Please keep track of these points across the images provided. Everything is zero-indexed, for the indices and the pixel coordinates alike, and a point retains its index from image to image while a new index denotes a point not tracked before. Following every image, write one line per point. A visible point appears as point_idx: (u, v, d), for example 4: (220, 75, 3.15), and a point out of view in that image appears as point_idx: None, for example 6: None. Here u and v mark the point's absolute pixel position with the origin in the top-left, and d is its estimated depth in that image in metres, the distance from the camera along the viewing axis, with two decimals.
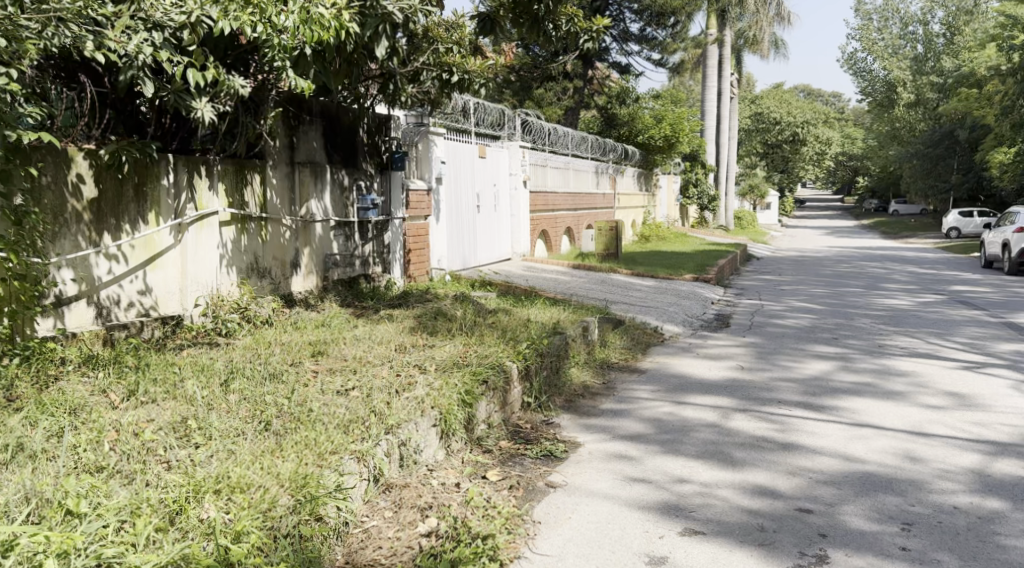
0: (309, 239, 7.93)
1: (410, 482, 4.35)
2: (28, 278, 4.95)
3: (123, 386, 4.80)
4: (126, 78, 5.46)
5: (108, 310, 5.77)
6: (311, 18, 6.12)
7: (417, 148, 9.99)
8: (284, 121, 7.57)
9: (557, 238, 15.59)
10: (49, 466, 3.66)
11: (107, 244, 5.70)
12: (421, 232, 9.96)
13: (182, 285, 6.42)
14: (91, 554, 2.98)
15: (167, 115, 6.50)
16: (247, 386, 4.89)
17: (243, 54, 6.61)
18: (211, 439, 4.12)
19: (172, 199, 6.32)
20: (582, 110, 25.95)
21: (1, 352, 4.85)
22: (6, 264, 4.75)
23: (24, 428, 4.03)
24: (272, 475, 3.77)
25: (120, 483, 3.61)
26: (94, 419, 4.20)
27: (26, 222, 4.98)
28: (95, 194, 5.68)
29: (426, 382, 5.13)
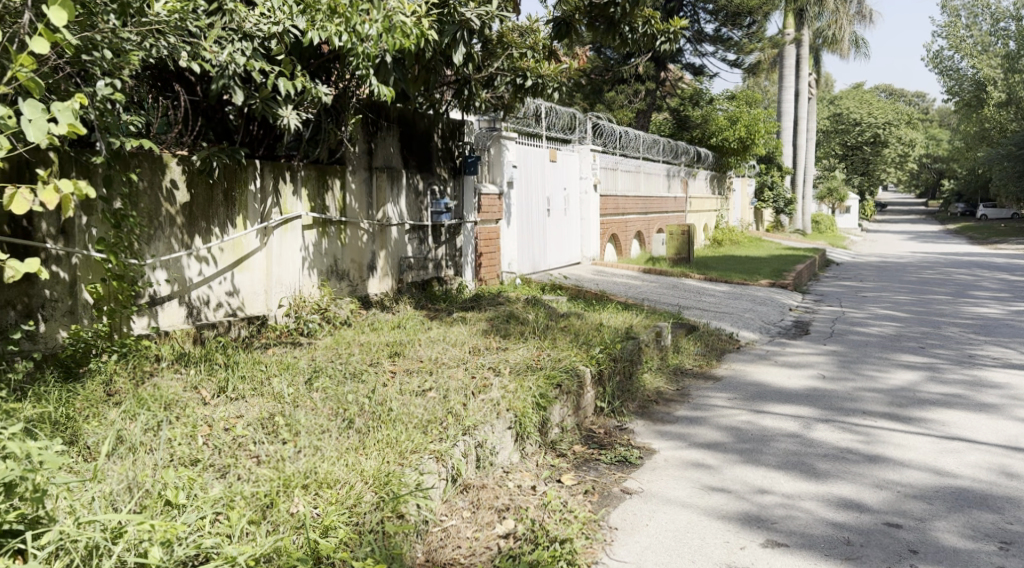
0: (385, 242, 8.07)
1: (487, 483, 4.40)
2: (125, 279, 5.20)
3: (213, 383, 4.99)
4: (218, 87, 5.69)
5: (198, 310, 6.01)
6: (393, 26, 6.23)
7: (490, 152, 10.07)
8: (363, 128, 7.74)
9: (627, 242, 15.51)
10: (148, 458, 3.83)
11: (199, 247, 5.93)
12: (493, 235, 10.05)
13: (268, 286, 6.63)
14: (192, 544, 3.11)
15: (254, 122, 6.72)
16: (329, 385, 5.02)
17: (326, 63, 6.81)
18: (298, 435, 4.25)
19: (258, 203, 6.53)
20: (655, 112, 25.73)
21: (101, 350, 5.05)
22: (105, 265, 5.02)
23: (124, 421, 4.23)
24: (356, 471, 3.88)
25: (214, 476, 3.77)
26: (188, 414, 4.38)
27: (125, 226, 5.20)
28: (188, 199, 5.92)
29: (501, 384, 5.19)
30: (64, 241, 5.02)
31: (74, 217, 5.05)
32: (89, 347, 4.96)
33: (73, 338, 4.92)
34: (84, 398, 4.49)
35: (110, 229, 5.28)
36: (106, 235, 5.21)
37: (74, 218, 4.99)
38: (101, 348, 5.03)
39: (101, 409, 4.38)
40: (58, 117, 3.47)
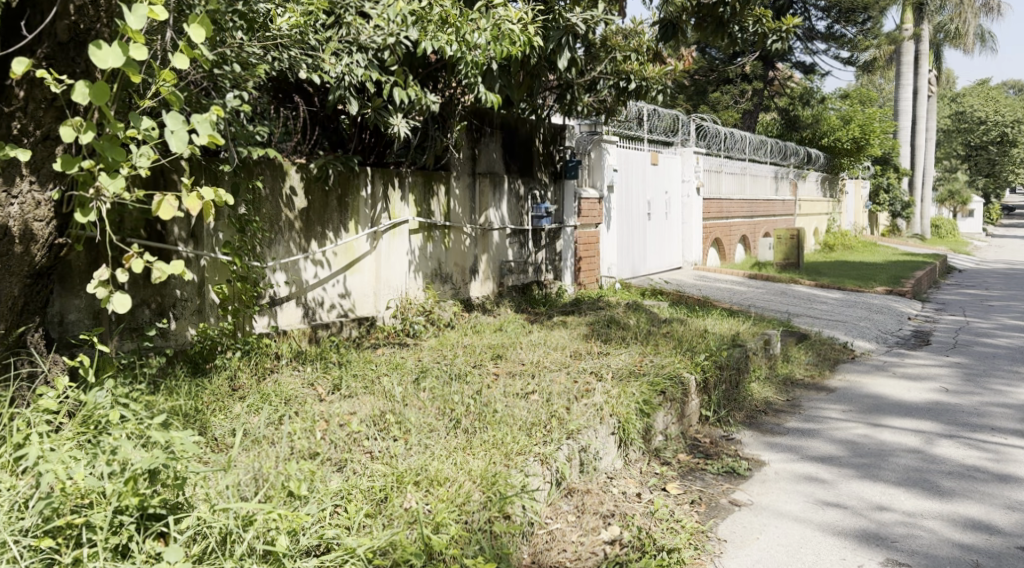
0: (487, 245, 8.18)
1: (591, 487, 4.43)
2: (248, 280, 5.47)
3: (327, 380, 5.20)
4: (335, 97, 5.86)
5: (313, 310, 6.27)
6: (503, 34, 6.35)
7: (591, 156, 10.08)
8: (467, 134, 7.88)
9: (732, 247, 15.22)
10: (271, 451, 4.02)
11: (315, 250, 6.18)
12: (593, 240, 10.05)
13: (377, 288, 6.85)
14: (315, 534, 3.26)
15: (365, 130, 6.93)
16: (436, 385, 5.13)
17: (434, 72, 6.99)
18: (408, 433, 4.38)
19: (369, 208, 6.75)
20: (762, 113, 25.11)
21: (226, 346, 5.33)
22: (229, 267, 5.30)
23: (248, 415, 4.46)
24: (465, 471, 3.97)
25: (332, 470, 3.93)
26: (306, 409, 4.57)
27: (248, 230, 5.51)
28: (305, 205, 6.17)
29: (605, 389, 5.18)
30: (194, 244, 5.31)
31: (203, 222, 5.32)
32: (214, 344, 5.25)
33: (201, 336, 5.21)
34: (211, 392, 4.75)
35: (235, 233, 5.55)
36: (231, 239, 5.49)
37: (204, 223, 5.28)
38: (226, 345, 5.31)
39: (227, 403, 4.62)
40: (198, 128, 3.71)
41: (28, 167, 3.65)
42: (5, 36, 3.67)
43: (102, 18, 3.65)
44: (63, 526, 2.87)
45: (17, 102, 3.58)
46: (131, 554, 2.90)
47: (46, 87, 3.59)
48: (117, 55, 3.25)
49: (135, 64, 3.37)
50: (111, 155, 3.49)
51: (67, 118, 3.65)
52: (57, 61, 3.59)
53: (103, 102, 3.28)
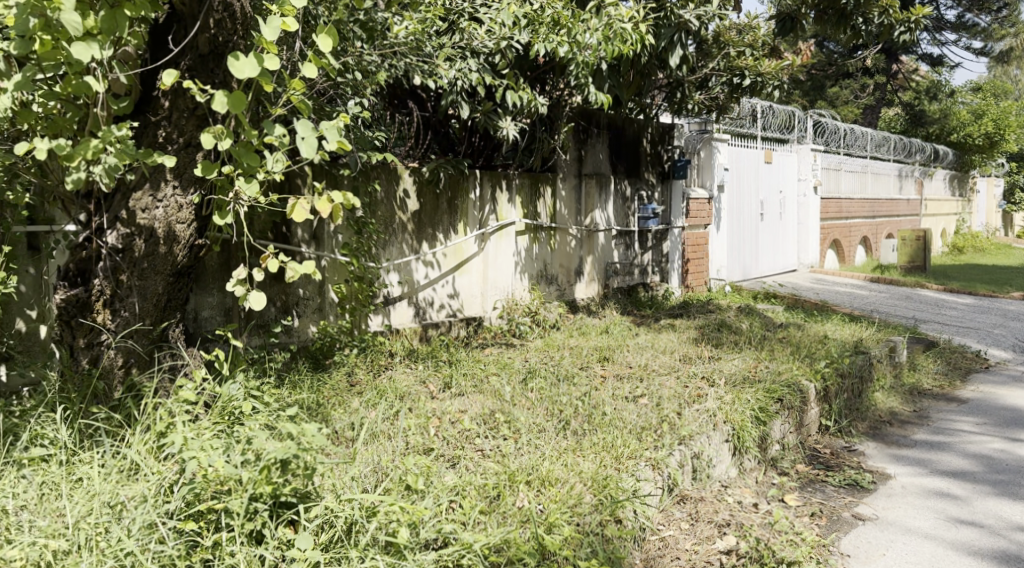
0: (593, 247, 8.17)
1: (705, 495, 4.37)
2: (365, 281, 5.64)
3: (439, 378, 5.31)
4: (447, 102, 5.96)
5: (424, 310, 6.42)
6: (614, 33, 6.24)
7: (700, 155, 9.92)
8: (575, 135, 7.88)
9: (850, 249, 14.69)
10: (388, 444, 4.14)
11: (426, 252, 6.33)
12: (702, 241, 9.89)
13: (484, 289, 6.96)
14: (433, 528, 3.34)
15: (474, 133, 7.03)
16: (544, 386, 5.14)
17: (543, 73, 7.02)
18: (518, 433, 4.43)
19: (477, 210, 6.86)
20: (883, 109, 24.08)
21: (344, 343, 5.51)
22: (348, 267, 5.47)
23: (365, 409, 4.61)
24: (576, 472, 3.98)
25: (446, 466, 4.03)
26: (420, 405, 4.68)
27: (365, 231, 5.63)
28: (417, 207, 6.31)
29: (717, 395, 5.09)
30: (315, 245, 5.55)
31: (324, 224, 5.55)
32: (334, 341, 5.45)
33: (321, 333, 5.43)
34: (331, 388, 4.93)
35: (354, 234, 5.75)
36: (350, 240, 5.69)
37: (325, 225, 5.49)
38: (344, 342, 5.50)
39: (346, 398, 4.78)
40: (327, 135, 3.88)
41: (172, 173, 3.90)
42: (153, 50, 3.92)
43: (238, 30, 3.84)
44: (204, 511, 3.07)
45: (163, 111, 3.81)
46: (265, 540, 3.06)
47: (188, 97, 3.81)
48: (253, 65, 3.43)
49: (269, 73, 3.55)
50: (246, 161, 3.70)
51: (207, 125, 3.86)
52: (198, 72, 3.82)
53: (240, 110, 3.48)
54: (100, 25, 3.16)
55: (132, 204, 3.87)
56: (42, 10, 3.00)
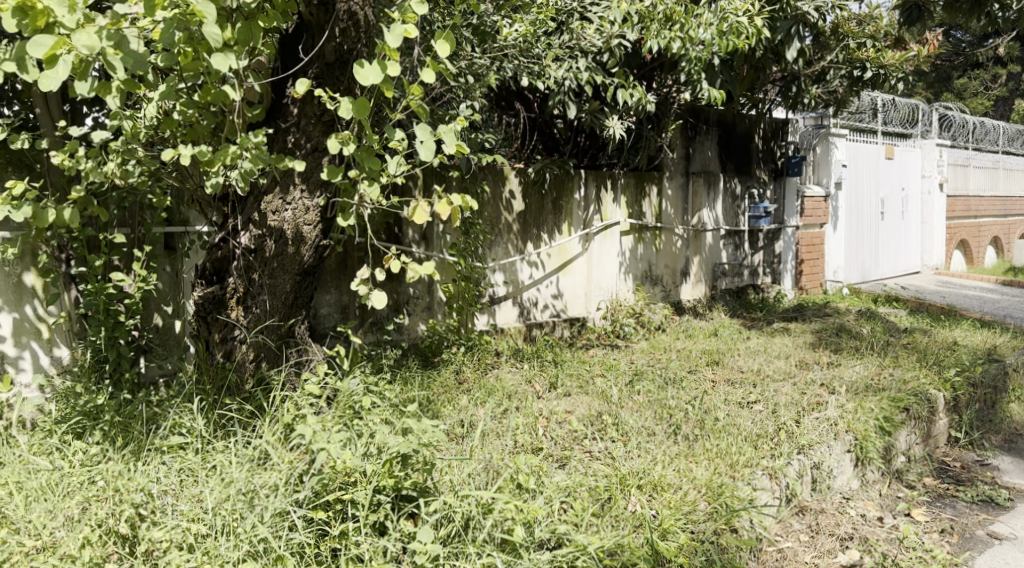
0: (700, 247, 7.99)
1: (826, 507, 4.24)
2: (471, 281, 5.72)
3: (545, 378, 5.33)
4: (555, 102, 5.99)
5: (528, 309, 6.47)
6: (729, 28, 6.11)
7: (816, 151, 9.63)
8: (683, 132, 7.74)
9: (979, 249, 13.92)
10: (498, 443, 4.18)
11: (531, 252, 6.37)
12: (816, 241, 9.58)
13: (588, 290, 6.94)
14: (547, 528, 3.36)
15: (581, 133, 7.03)
16: (651, 389, 5.03)
17: (651, 70, 6.94)
18: (627, 436, 4.38)
19: (582, 211, 6.83)
20: (1016, 102, 22.67)
21: (451, 341, 5.60)
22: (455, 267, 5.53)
23: (474, 407, 4.67)
24: (690, 478, 3.93)
25: (556, 467, 4.04)
26: (528, 405, 4.71)
27: (472, 232, 5.69)
28: (523, 208, 6.34)
29: (838, 403, 4.92)
30: (425, 246, 5.66)
31: (434, 225, 5.67)
32: (442, 339, 5.55)
33: (430, 331, 5.54)
34: (440, 385, 5.02)
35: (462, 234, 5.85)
36: (458, 241, 5.79)
37: (434, 226, 5.60)
38: (452, 340, 5.59)
39: (455, 395, 4.86)
40: (445, 139, 3.96)
41: (300, 177, 4.07)
42: (284, 59, 4.14)
43: (362, 38, 3.96)
44: (333, 501, 3.21)
45: (292, 118, 4.00)
46: (387, 531, 3.22)
47: (315, 104, 3.98)
48: (377, 72, 3.54)
49: (390, 80, 3.65)
50: (368, 165, 3.82)
51: (332, 131, 4.02)
52: (324, 80, 3.99)
53: (363, 116, 3.60)
54: (236, 36, 3.35)
55: (263, 207, 4.06)
56: (186, 25, 3.20)
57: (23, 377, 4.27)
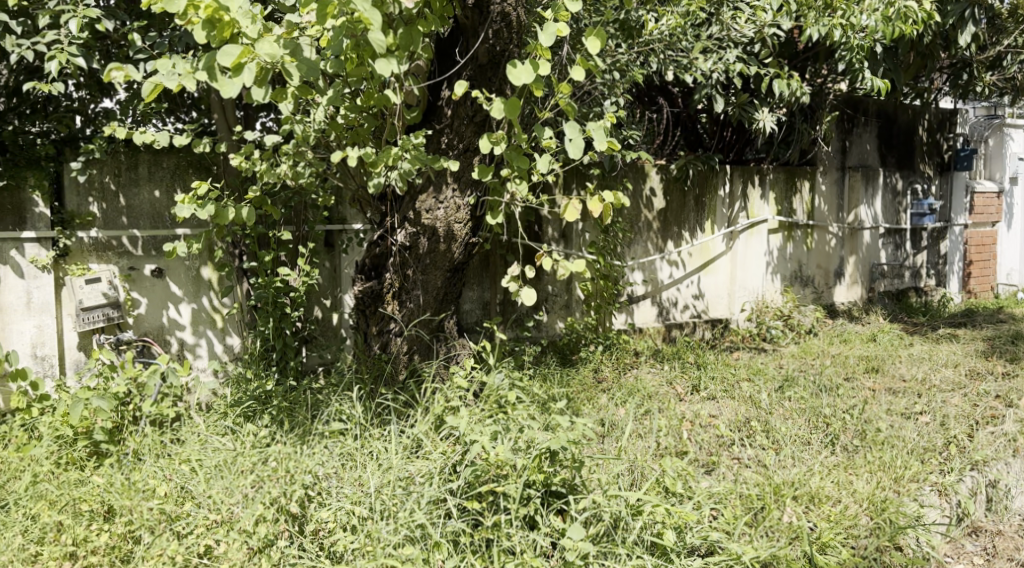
0: (856, 246, 7.61)
1: (1002, 530, 3.99)
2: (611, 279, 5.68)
3: (686, 380, 5.18)
4: (700, 96, 5.91)
5: (667, 309, 6.38)
6: (897, 13, 5.70)
7: (988, 144, 8.92)
8: (839, 124, 7.42)
9: None
10: (644, 444, 4.14)
11: (672, 251, 6.27)
12: (987, 241, 8.95)
13: (732, 290, 6.75)
14: (699, 534, 3.34)
15: (728, 128, 6.86)
16: (804, 395, 4.81)
17: (806, 60, 6.66)
18: (779, 444, 4.25)
19: (726, 208, 6.64)
20: None
21: (589, 340, 5.59)
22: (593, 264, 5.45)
23: (615, 406, 4.65)
24: (850, 491, 3.78)
25: (705, 473, 3.98)
26: (671, 407, 4.62)
27: (612, 229, 5.66)
28: (664, 205, 6.25)
29: (1017, 418, 4.59)
30: (564, 243, 5.70)
31: (573, 222, 5.67)
32: (580, 337, 5.57)
33: (569, 329, 5.56)
34: (580, 383, 5.02)
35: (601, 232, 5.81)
36: (597, 239, 5.76)
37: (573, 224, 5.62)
38: (589, 339, 5.59)
39: (595, 394, 4.85)
40: (596, 136, 3.90)
41: (452, 177, 4.19)
42: (440, 61, 4.26)
43: (514, 39, 4.03)
44: (485, 493, 3.30)
45: (446, 120, 4.12)
46: (538, 526, 3.27)
47: (467, 106, 4.07)
48: (529, 72, 3.55)
49: (542, 79, 3.66)
50: (516, 164, 3.88)
51: (485, 131, 4.11)
52: (478, 82, 4.09)
53: (515, 116, 3.65)
54: (399, 42, 3.47)
55: (418, 206, 4.21)
56: (353, 32, 3.35)
57: (199, 362, 4.61)
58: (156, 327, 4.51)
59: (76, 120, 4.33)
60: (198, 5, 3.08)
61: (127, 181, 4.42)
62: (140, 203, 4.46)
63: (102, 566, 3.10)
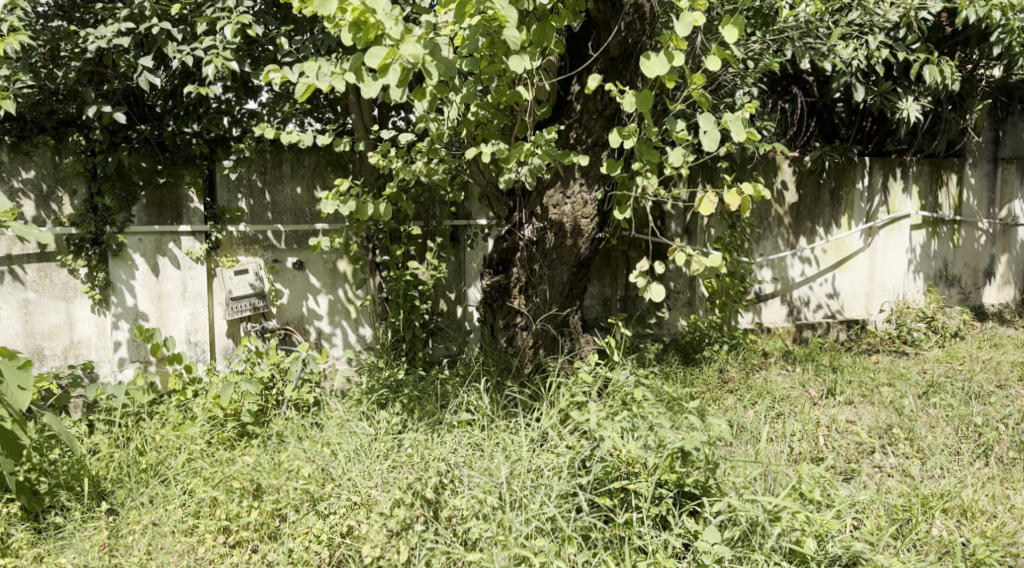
0: (1009, 244, 7.14)
1: None
2: (737, 275, 5.56)
3: (820, 383, 4.96)
4: (838, 85, 5.64)
5: (798, 309, 6.18)
6: None
7: None
8: (991, 113, 6.95)
9: None
10: (778, 447, 4.04)
11: (804, 247, 6.06)
12: None
13: (869, 289, 6.45)
14: (842, 543, 3.24)
15: (867, 117, 6.61)
16: (951, 402, 4.56)
17: (957, 46, 6.25)
18: (924, 453, 4.05)
19: (865, 202, 6.34)
20: None
21: (714, 339, 5.47)
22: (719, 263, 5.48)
23: (743, 408, 4.53)
24: (1007, 507, 3.59)
25: (843, 481, 3.84)
26: (806, 411, 4.44)
27: (739, 225, 5.58)
28: (796, 199, 6.05)
29: None
30: (687, 239, 5.56)
31: (698, 218, 5.54)
32: (704, 336, 5.45)
33: (692, 327, 5.46)
34: (705, 383, 4.93)
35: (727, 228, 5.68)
36: (723, 235, 5.62)
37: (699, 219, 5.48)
38: (714, 338, 5.46)
39: (722, 395, 4.75)
40: (733, 127, 3.77)
41: (580, 172, 4.20)
42: (572, 56, 4.28)
43: (647, 31, 4.02)
44: (617, 489, 3.33)
45: (575, 114, 4.13)
46: (670, 526, 3.26)
47: (598, 99, 4.06)
48: (663, 64, 3.50)
49: (675, 70, 3.60)
50: (646, 157, 3.80)
51: (614, 125, 4.10)
52: (608, 75, 4.07)
53: (646, 108, 3.59)
54: (531, 38, 3.51)
55: (545, 201, 4.24)
56: (489, 31, 3.41)
57: (335, 351, 4.82)
58: (296, 316, 4.73)
59: (224, 120, 4.57)
60: (345, 9, 3.22)
61: (272, 178, 4.65)
62: (285, 200, 4.68)
63: (252, 541, 3.32)
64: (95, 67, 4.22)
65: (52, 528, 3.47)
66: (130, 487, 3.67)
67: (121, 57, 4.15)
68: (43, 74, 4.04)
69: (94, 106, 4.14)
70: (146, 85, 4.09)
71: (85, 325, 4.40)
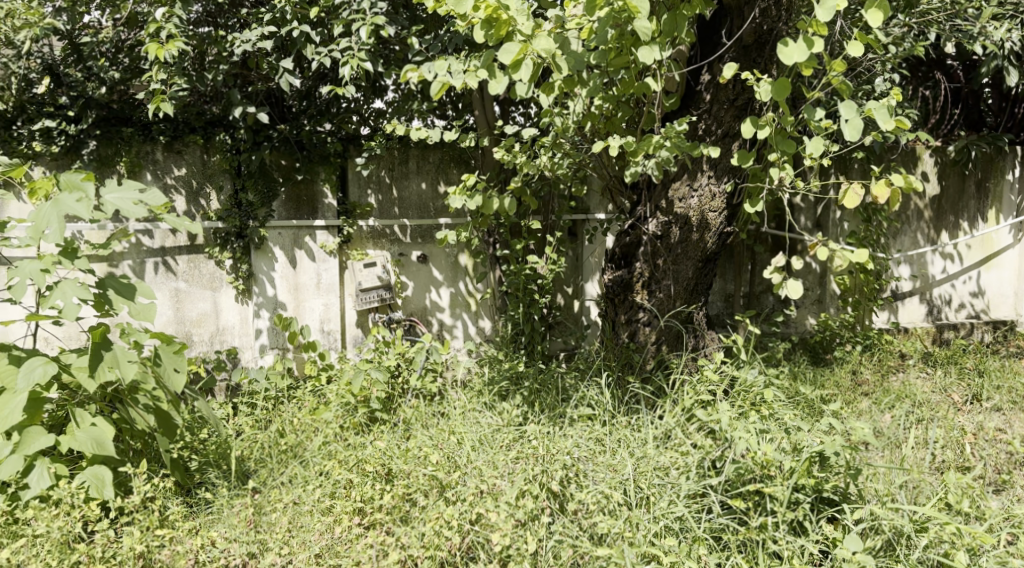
0: None
1: None
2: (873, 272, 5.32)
3: (965, 388, 4.68)
4: (988, 70, 5.24)
5: (939, 308, 5.87)
6: None
7: None
8: None
9: None
10: (920, 455, 3.84)
11: (946, 243, 5.75)
12: None
13: (1019, 288, 6.05)
14: (996, 558, 3.05)
15: (1020, 104, 6.13)
16: None
17: None
18: None
19: (1015, 194, 5.92)
20: None
21: (846, 338, 5.22)
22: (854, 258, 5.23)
23: (880, 412, 4.34)
24: None
25: (994, 494, 3.63)
26: (950, 417, 4.21)
27: (875, 219, 5.34)
28: (938, 191, 5.74)
29: None
30: (820, 233, 5.43)
31: (830, 211, 5.38)
32: (835, 335, 5.25)
33: (822, 326, 5.28)
34: (836, 385, 4.75)
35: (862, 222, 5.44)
36: (858, 229, 5.40)
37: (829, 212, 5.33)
38: (846, 337, 5.23)
39: (856, 398, 4.55)
40: (879, 116, 3.59)
41: (708, 164, 4.11)
42: (703, 45, 4.20)
43: (783, 17, 3.90)
44: (752, 493, 3.24)
45: (704, 104, 4.06)
46: (806, 531, 3.16)
47: (730, 89, 3.98)
48: (802, 50, 3.38)
49: (813, 57, 3.48)
50: (781, 148, 3.69)
51: (745, 115, 4.00)
52: (739, 64, 3.99)
53: (783, 97, 3.47)
54: (662, 28, 3.46)
55: (671, 194, 4.18)
56: (619, 22, 3.38)
57: (456, 342, 4.91)
58: (420, 307, 4.86)
59: (354, 119, 4.69)
60: (479, 6, 3.26)
61: (399, 173, 4.78)
62: (410, 195, 4.81)
63: (387, 523, 3.42)
64: (240, 69, 4.44)
65: (202, 503, 3.66)
66: (273, 466, 3.88)
67: (265, 60, 4.37)
68: (194, 76, 4.29)
69: (240, 107, 4.36)
70: (287, 86, 4.31)
71: (230, 313, 4.66)
